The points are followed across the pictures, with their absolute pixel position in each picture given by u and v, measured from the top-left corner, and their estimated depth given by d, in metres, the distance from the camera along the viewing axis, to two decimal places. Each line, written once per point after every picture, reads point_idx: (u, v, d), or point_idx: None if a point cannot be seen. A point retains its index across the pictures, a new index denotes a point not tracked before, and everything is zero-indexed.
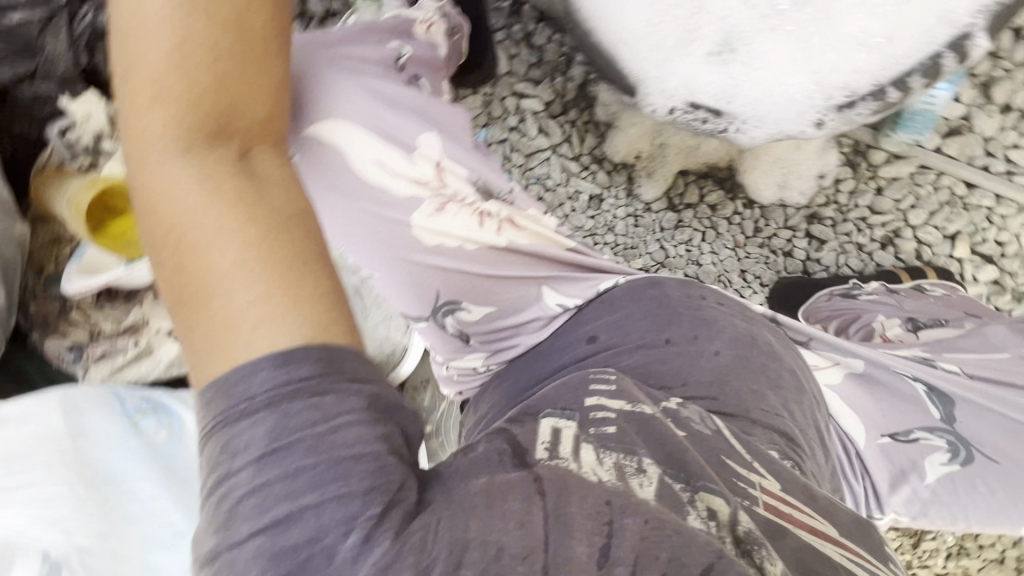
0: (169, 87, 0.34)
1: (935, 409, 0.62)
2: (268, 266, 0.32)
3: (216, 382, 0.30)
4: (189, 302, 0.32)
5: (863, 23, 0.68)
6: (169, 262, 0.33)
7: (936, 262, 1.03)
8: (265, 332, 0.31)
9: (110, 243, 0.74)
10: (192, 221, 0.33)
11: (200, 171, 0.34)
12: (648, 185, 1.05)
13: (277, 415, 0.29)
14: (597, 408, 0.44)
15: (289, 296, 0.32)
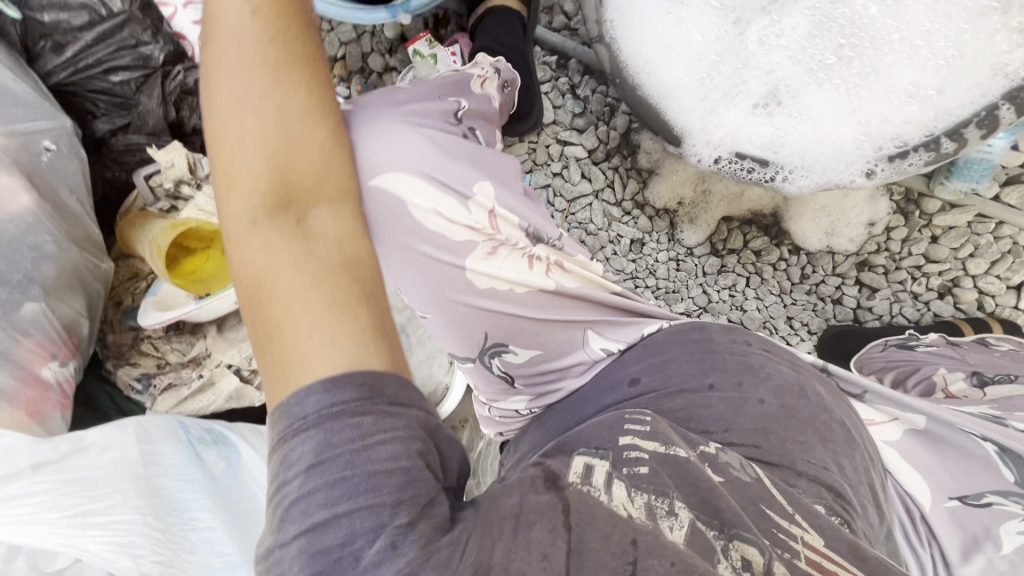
0: (248, 153, 0.41)
1: (1008, 471, 0.57)
2: (323, 310, 0.38)
3: (279, 406, 0.36)
4: (265, 346, 0.39)
5: (913, 77, 0.70)
6: (250, 314, 0.40)
7: (1000, 314, 0.99)
8: (315, 368, 0.37)
9: (186, 280, 0.80)
10: (264, 267, 0.39)
11: (269, 223, 0.40)
12: (691, 230, 1.05)
13: (323, 432, 0.35)
14: (631, 447, 0.44)
15: (339, 337, 0.37)
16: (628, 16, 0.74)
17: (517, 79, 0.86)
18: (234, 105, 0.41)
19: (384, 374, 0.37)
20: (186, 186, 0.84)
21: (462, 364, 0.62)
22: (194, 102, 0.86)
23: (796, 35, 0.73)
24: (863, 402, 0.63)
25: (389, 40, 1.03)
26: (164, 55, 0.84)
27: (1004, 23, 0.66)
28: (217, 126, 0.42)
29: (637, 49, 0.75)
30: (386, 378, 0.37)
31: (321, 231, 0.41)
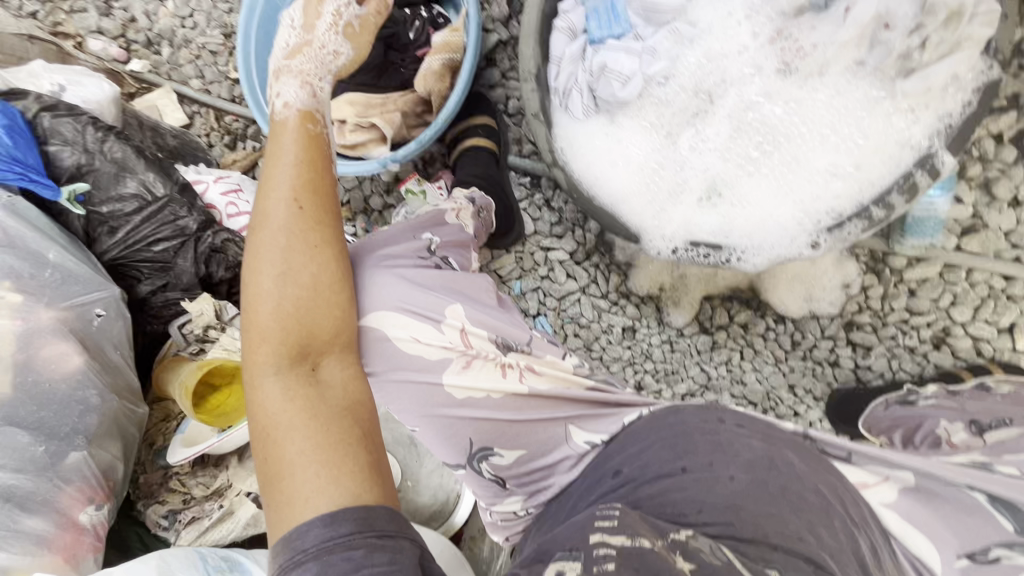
0: (274, 332, 0.57)
1: (1005, 520, 0.56)
2: (323, 453, 0.51)
3: (284, 536, 0.48)
4: (270, 480, 0.52)
5: (831, 159, 0.79)
6: (262, 452, 0.53)
7: (1000, 358, 0.99)
8: (313, 500, 0.49)
9: (207, 415, 0.87)
10: (278, 420, 0.54)
11: (285, 384, 0.55)
12: (678, 312, 1.11)
13: (321, 563, 0.45)
14: (599, 545, 0.47)
15: (333, 473, 0.50)
16: (569, 139, 0.87)
17: (493, 203, 0.99)
18: (270, 296, 0.58)
19: (375, 511, 0.48)
20: (213, 330, 0.96)
21: (457, 470, 0.68)
22: (220, 258, 1.00)
23: (720, 139, 0.84)
24: (848, 465, 0.63)
25: (386, 183, 1.19)
26: (197, 224, 0.97)
27: (895, 106, 0.76)
28: (256, 312, 0.58)
29: (586, 168, 0.86)
30: (376, 513, 0.48)
31: (329, 384, 0.56)
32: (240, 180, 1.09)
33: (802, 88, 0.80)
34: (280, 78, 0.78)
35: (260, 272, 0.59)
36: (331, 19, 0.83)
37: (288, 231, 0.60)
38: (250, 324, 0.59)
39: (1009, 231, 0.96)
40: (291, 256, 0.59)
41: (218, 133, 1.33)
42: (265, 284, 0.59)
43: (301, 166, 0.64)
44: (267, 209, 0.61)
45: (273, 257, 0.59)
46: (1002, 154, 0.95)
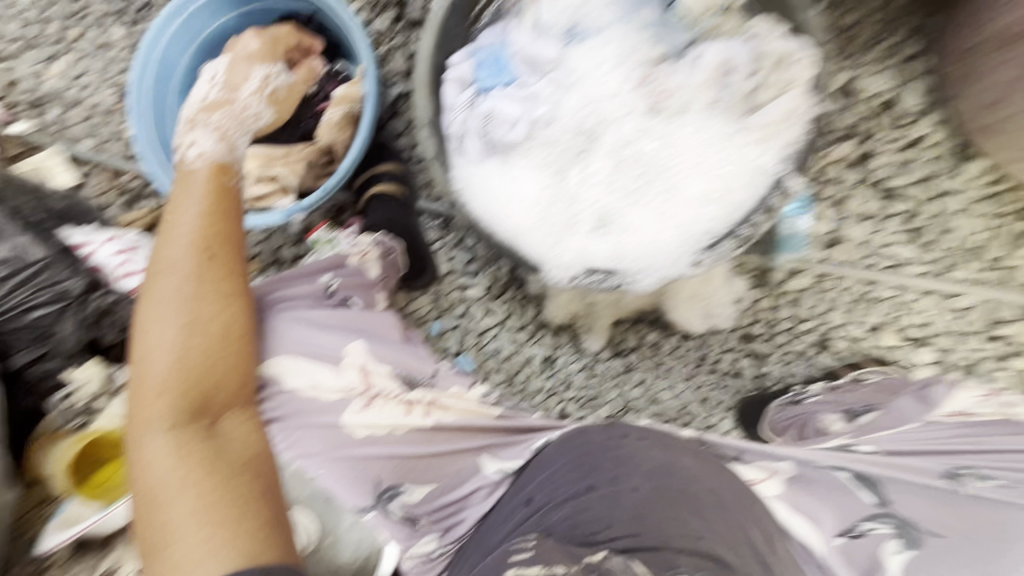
0: (168, 387, 0.57)
1: (867, 495, 0.63)
2: (215, 513, 0.51)
3: None
4: (160, 541, 0.50)
5: (703, 186, 0.87)
6: (151, 512, 0.52)
7: (873, 355, 1.10)
8: (208, 557, 0.49)
9: (91, 491, 0.81)
10: (168, 479, 0.53)
11: (178, 441, 0.55)
12: (592, 338, 1.15)
13: None
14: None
15: (227, 533, 0.50)
16: (468, 180, 0.92)
17: (399, 245, 1.00)
18: (167, 349, 0.58)
19: (274, 569, 0.49)
20: (101, 398, 0.91)
21: (367, 515, 0.62)
22: (111, 319, 0.94)
23: (602, 175, 0.90)
24: (740, 465, 0.67)
25: (295, 233, 1.18)
26: (81, 285, 0.91)
27: (747, 139, 0.86)
28: (148, 366, 0.58)
29: (483, 205, 0.92)
30: (273, 567, 0.48)
31: (228, 437, 0.57)
32: (136, 239, 1.02)
33: (669, 126, 0.89)
34: (194, 132, 0.81)
35: (160, 325, 0.59)
36: (261, 81, 1.01)
37: (196, 283, 0.61)
38: (142, 379, 0.58)
39: (865, 242, 1.08)
40: (197, 309, 0.60)
41: (113, 191, 1.28)
42: (165, 336, 0.59)
43: (209, 222, 0.66)
44: (171, 261, 0.63)
45: (177, 309, 0.60)
46: (848, 176, 1.08)
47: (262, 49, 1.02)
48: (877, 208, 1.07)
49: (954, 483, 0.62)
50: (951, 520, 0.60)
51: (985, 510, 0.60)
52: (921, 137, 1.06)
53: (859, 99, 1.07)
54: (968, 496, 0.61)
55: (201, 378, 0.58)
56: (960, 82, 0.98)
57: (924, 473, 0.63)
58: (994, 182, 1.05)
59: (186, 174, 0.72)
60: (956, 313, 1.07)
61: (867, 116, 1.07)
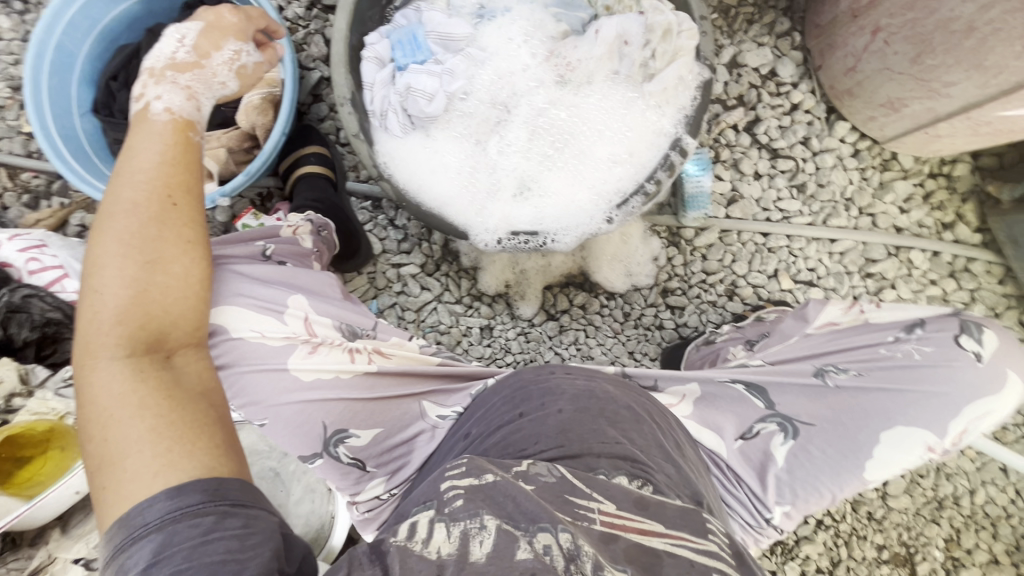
0: (122, 317, 0.55)
1: (757, 399, 0.70)
2: (173, 435, 0.49)
3: (121, 522, 0.45)
4: (105, 465, 0.48)
5: (612, 150, 0.96)
6: (98, 438, 0.50)
7: (774, 298, 1.23)
8: (162, 474, 0.47)
9: (17, 488, 0.78)
10: (122, 403, 0.51)
11: (132, 369, 0.53)
12: (525, 304, 1.22)
13: (164, 534, 0.43)
14: (450, 488, 0.50)
15: (182, 453, 0.48)
16: (393, 155, 0.96)
17: (331, 223, 1.03)
18: (119, 280, 0.56)
19: (227, 483, 0.47)
20: (19, 397, 0.84)
21: (313, 463, 0.69)
22: (22, 317, 0.91)
23: (521, 142, 0.98)
24: (655, 392, 0.73)
25: (221, 222, 1.18)
26: None
27: (646, 104, 0.94)
28: (94, 296, 0.56)
29: (409, 176, 0.95)
30: (229, 483, 0.47)
31: (183, 375, 0.56)
32: (44, 235, 1.01)
33: (577, 96, 0.98)
34: (156, 83, 0.70)
35: (113, 257, 0.57)
36: (230, 55, 0.75)
37: (157, 221, 0.60)
38: (88, 309, 0.56)
39: (759, 198, 1.22)
40: (158, 245, 0.59)
41: (13, 192, 1.21)
42: (120, 268, 0.57)
43: (172, 167, 0.64)
44: (126, 196, 0.60)
45: (135, 242, 0.58)
46: (740, 139, 1.21)
47: (238, 26, 0.77)
48: (766, 167, 1.21)
49: (821, 378, 0.71)
50: (824, 411, 0.69)
51: (848, 398, 0.69)
52: (797, 103, 1.21)
53: (743, 72, 1.20)
54: (833, 388, 0.70)
55: (158, 314, 0.57)
56: (820, 55, 1.16)
57: (800, 373, 0.72)
58: (858, 140, 1.21)
59: (145, 118, 0.67)
60: (837, 256, 1.23)
61: (753, 86, 1.21)
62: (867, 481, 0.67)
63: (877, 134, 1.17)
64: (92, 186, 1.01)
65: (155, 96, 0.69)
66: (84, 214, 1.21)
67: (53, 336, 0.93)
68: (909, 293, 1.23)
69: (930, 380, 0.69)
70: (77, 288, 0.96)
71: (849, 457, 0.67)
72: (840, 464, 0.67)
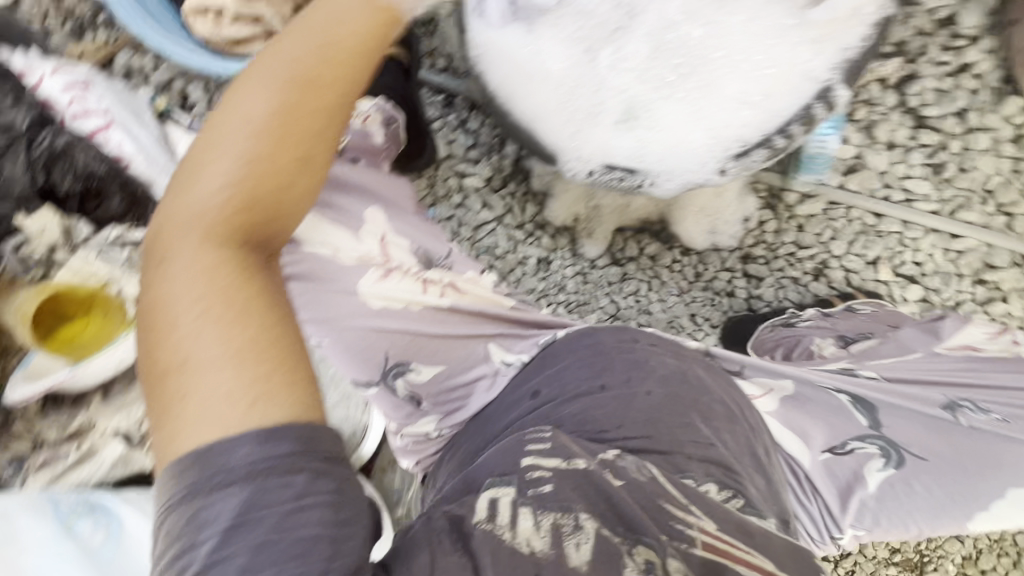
0: (239, 200, 0.45)
1: (861, 416, 0.64)
2: (274, 367, 0.41)
3: (198, 452, 0.38)
4: (184, 372, 0.39)
5: (741, 88, 0.80)
6: (178, 329, 0.40)
7: (865, 287, 1.10)
8: (260, 403, 0.39)
9: (57, 347, 0.75)
10: (220, 302, 0.41)
11: (234, 264, 0.43)
12: (591, 243, 1.12)
13: (253, 489, 0.37)
14: (532, 467, 0.46)
15: (279, 387, 0.40)
16: (486, 46, 0.82)
17: (400, 117, 0.90)
18: (245, 152, 0.45)
19: (322, 432, 0.40)
20: (61, 252, 0.81)
21: (366, 390, 0.64)
22: (65, 164, 0.85)
23: (640, 58, 0.79)
24: (742, 378, 0.67)
25: None
26: (29, 121, 0.85)
27: (803, 36, 0.77)
28: (209, 159, 0.45)
29: (500, 78, 0.82)
30: (323, 434, 0.40)
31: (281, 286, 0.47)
32: (88, 75, 0.93)
33: (720, 11, 0.77)
34: None
35: (249, 126, 0.45)
36: None
37: (317, 107, 0.47)
38: (200, 171, 0.45)
39: (884, 172, 1.05)
40: (308, 137, 0.47)
41: (57, 16, 1.09)
42: (249, 142, 0.45)
43: (358, 48, 0.49)
44: (298, 60, 0.47)
45: (286, 118, 0.46)
46: (885, 99, 1.02)
47: None
48: (903, 137, 1.03)
49: (951, 414, 0.63)
50: (941, 446, 0.62)
51: (983, 441, 0.62)
52: (969, 65, 1.00)
53: (916, 12, 1.00)
54: (964, 427, 0.63)
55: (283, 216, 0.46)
56: None
57: (924, 401, 0.65)
58: None
59: None
60: (952, 254, 1.07)
61: (920, 34, 1.00)
62: (965, 527, 0.63)
63: None
64: (139, 24, 0.89)
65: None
66: (130, 54, 1.09)
67: (95, 189, 0.86)
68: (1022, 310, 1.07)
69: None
70: (121, 142, 0.86)
71: (958, 499, 0.61)
72: (940, 504, 0.62)
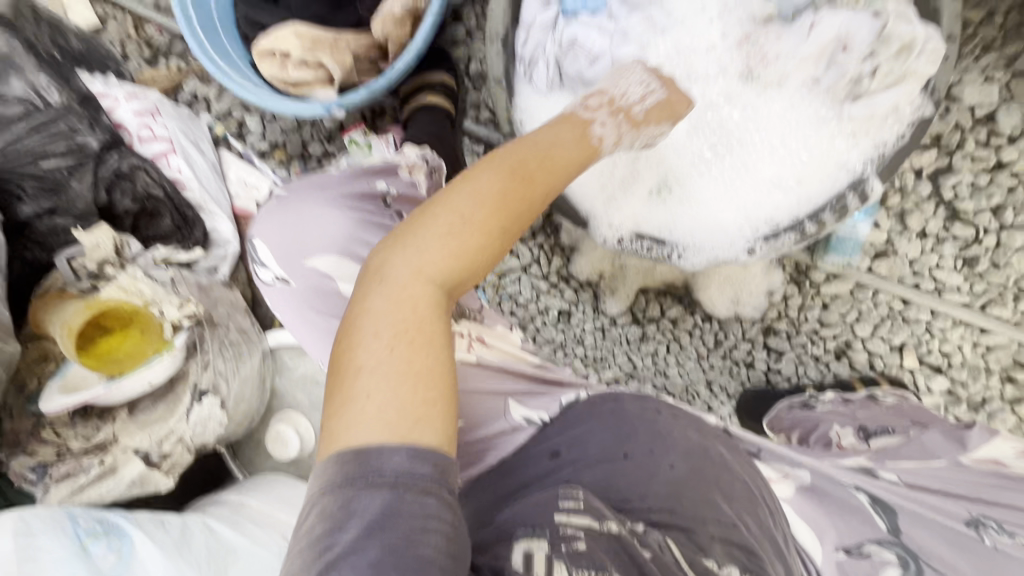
0: (456, 248, 0.48)
1: (879, 518, 0.64)
2: (440, 401, 0.44)
3: (358, 449, 0.41)
4: (362, 375, 0.43)
5: (775, 171, 0.83)
6: (369, 333, 0.45)
7: (889, 373, 1.08)
8: (421, 423, 0.43)
9: (97, 360, 0.78)
10: (417, 330, 0.45)
11: (429, 298, 0.47)
12: (613, 300, 1.12)
13: (394, 496, 0.40)
14: (566, 523, 0.50)
15: (438, 419, 0.43)
16: (530, 112, 0.86)
17: (443, 166, 0.93)
18: (467, 216, 0.49)
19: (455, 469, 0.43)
20: (110, 267, 0.82)
21: None
22: (126, 185, 0.89)
23: (678, 135, 0.84)
24: (757, 460, 0.70)
25: (328, 129, 1.14)
26: (100, 143, 0.87)
27: (839, 129, 0.80)
28: (439, 210, 0.49)
29: None
30: (457, 471, 0.43)
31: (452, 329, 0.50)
32: (158, 101, 0.99)
33: (758, 96, 0.83)
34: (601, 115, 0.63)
35: (479, 198, 0.49)
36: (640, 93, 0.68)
37: (524, 205, 0.52)
38: (427, 215, 0.49)
39: (914, 259, 1.05)
40: (515, 221, 0.51)
41: (134, 43, 1.17)
42: (474, 208, 0.49)
43: (565, 175, 0.57)
44: (531, 173, 0.53)
45: (507, 189, 0.51)
46: (918, 188, 1.03)
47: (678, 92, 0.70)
48: (936, 228, 1.03)
49: (976, 531, 0.62)
50: (962, 563, 0.59)
51: (1006, 564, 0.58)
52: (1006, 163, 1.01)
53: (954, 107, 1.00)
54: (990, 548, 0.60)
55: (472, 264, 0.49)
56: None
57: (946, 514, 0.63)
58: None
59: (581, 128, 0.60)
60: (981, 349, 1.06)
61: (958, 129, 1.01)
62: None
63: None
64: (211, 61, 0.95)
65: (602, 120, 0.62)
66: (197, 84, 1.17)
67: (148, 210, 0.90)
68: None
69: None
70: (180, 169, 0.96)
71: None
72: None
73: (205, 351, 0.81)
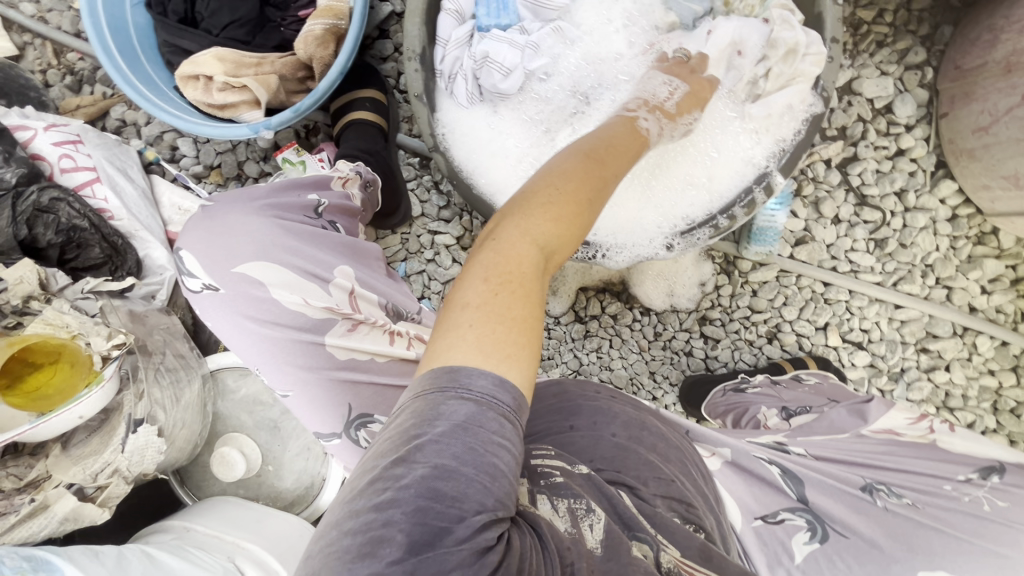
0: (555, 209, 0.47)
1: (789, 488, 0.69)
2: (533, 344, 0.42)
3: (445, 374, 0.40)
4: (466, 313, 0.42)
5: (688, 169, 0.88)
6: (474, 275, 0.44)
7: (816, 351, 1.15)
8: (509, 361, 0.41)
9: (20, 396, 0.78)
10: (520, 277, 0.44)
11: (530, 249, 0.46)
12: (555, 300, 1.16)
13: (478, 407, 0.39)
14: (542, 463, 0.50)
15: (527, 360, 0.42)
16: (454, 125, 0.88)
17: (378, 181, 0.95)
18: (564, 184, 0.49)
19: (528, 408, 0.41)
20: (36, 302, 0.82)
21: (329, 441, 0.63)
22: (49, 218, 0.87)
23: None
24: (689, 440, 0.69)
25: (262, 149, 1.13)
26: (18, 177, 0.88)
27: (743, 127, 0.86)
28: (540, 181, 0.50)
29: (466, 154, 0.87)
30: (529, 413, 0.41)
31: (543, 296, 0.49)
32: (81, 131, 0.99)
33: None
34: (648, 113, 0.69)
35: (571, 172, 0.50)
36: (670, 88, 0.75)
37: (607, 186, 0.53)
38: (530, 186, 0.50)
39: (831, 244, 1.11)
40: (601, 198, 0.51)
41: (57, 71, 1.15)
42: (567, 179, 0.50)
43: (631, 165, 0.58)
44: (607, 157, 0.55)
45: (590, 168, 0.52)
46: (829, 176, 1.10)
47: (699, 85, 0.77)
48: (848, 213, 1.11)
49: (869, 496, 0.68)
50: (859, 522, 0.66)
51: (894, 521, 0.65)
52: (905, 150, 1.09)
53: (856, 99, 1.07)
54: (880, 508, 0.67)
55: (566, 225, 0.47)
56: (950, 101, 1.03)
57: (843, 481, 0.70)
58: (961, 204, 1.09)
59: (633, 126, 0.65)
60: (897, 323, 1.13)
61: (861, 120, 1.08)
62: None
63: (985, 205, 1.05)
64: (135, 90, 0.93)
65: (645, 116, 0.68)
66: (125, 109, 1.14)
67: (76, 242, 0.90)
68: (962, 378, 1.13)
69: (986, 535, 0.62)
70: (107, 197, 0.95)
71: None
72: None
73: (139, 381, 0.81)
